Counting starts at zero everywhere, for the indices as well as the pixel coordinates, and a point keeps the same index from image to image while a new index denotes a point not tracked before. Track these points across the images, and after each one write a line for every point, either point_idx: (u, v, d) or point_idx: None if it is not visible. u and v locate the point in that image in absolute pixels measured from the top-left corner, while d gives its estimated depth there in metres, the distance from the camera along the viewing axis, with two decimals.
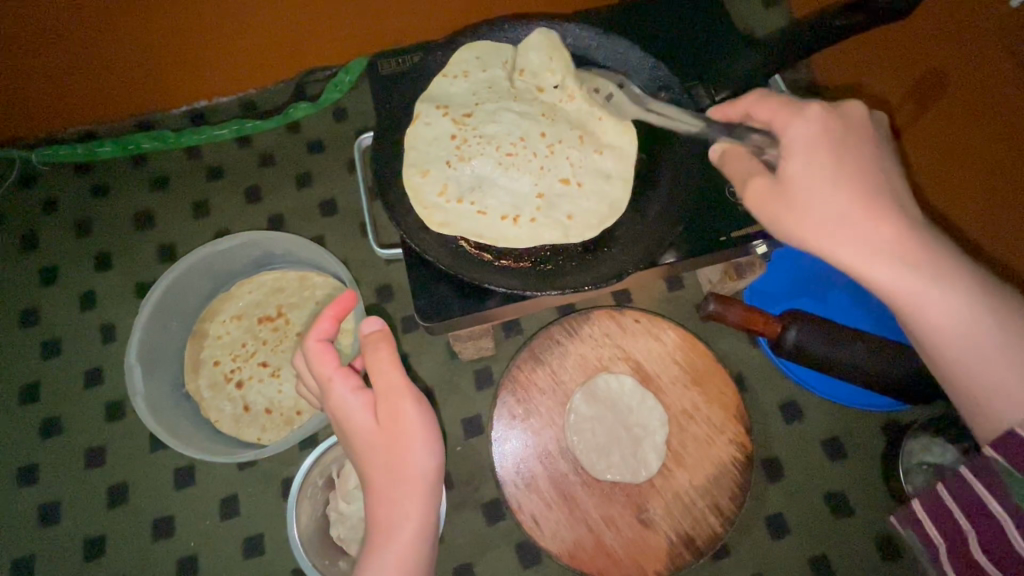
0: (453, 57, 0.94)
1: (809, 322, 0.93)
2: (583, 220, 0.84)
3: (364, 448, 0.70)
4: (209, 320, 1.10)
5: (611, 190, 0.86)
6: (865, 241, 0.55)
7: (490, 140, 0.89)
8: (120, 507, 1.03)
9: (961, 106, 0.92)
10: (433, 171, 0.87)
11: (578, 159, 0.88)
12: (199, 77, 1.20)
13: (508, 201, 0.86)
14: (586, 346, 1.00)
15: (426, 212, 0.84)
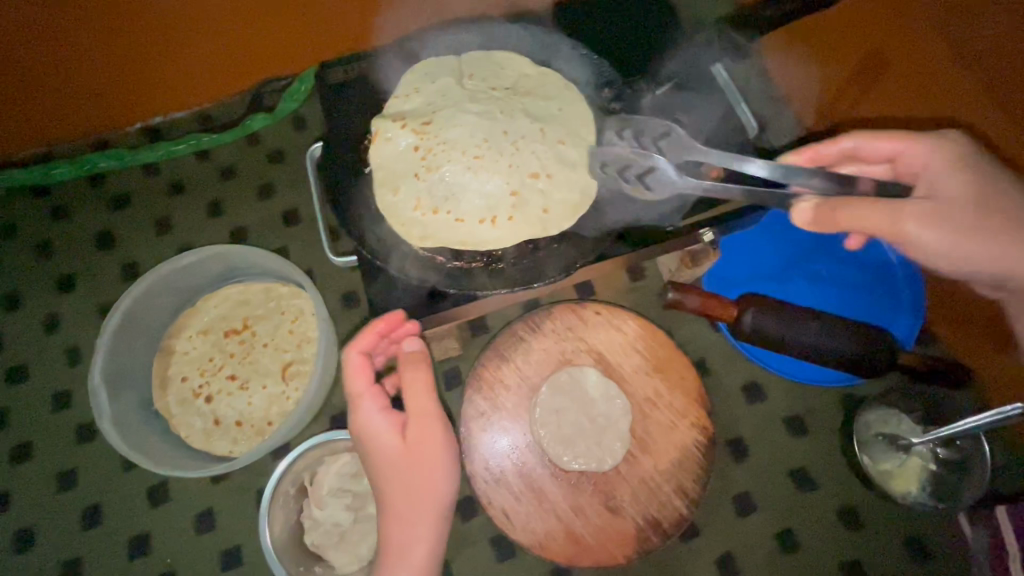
0: (400, 81, 0.93)
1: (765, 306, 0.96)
2: (559, 212, 0.84)
3: (384, 467, 0.74)
4: (175, 336, 1.11)
5: (580, 179, 0.86)
6: None
7: (454, 144, 0.85)
8: (94, 529, 1.02)
9: (911, 85, 0.96)
10: (404, 186, 0.85)
11: (543, 152, 0.86)
12: (152, 92, 1.19)
13: (481, 204, 0.84)
14: (549, 340, 1.02)
15: (404, 228, 0.83)
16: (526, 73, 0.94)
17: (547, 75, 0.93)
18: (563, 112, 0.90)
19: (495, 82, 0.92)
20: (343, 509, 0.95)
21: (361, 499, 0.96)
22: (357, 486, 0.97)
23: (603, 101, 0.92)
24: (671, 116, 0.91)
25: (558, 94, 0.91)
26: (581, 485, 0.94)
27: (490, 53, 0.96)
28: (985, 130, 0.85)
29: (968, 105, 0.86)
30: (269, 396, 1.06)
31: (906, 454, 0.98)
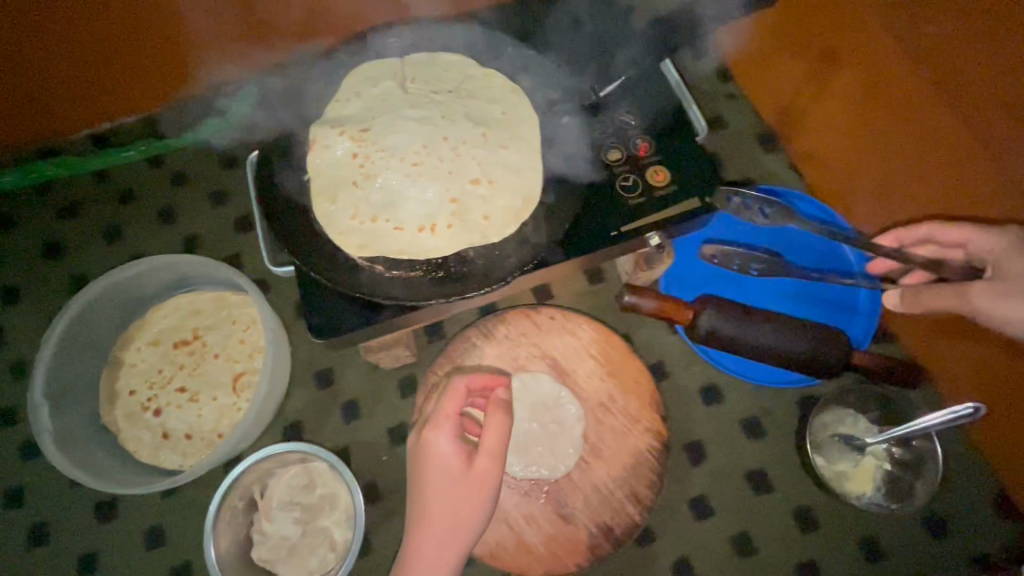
0: (343, 82, 0.91)
1: (714, 306, 0.95)
2: (499, 219, 0.82)
3: (437, 488, 0.73)
4: (124, 348, 1.08)
5: (522, 184, 0.84)
6: None
7: (393, 152, 0.84)
8: (40, 547, 1.00)
9: (860, 80, 0.95)
10: (342, 195, 0.83)
11: (484, 158, 0.85)
12: (96, 98, 1.16)
13: (420, 212, 0.82)
14: (502, 347, 1.01)
15: (341, 237, 0.81)
16: (471, 74, 0.92)
17: (492, 77, 0.91)
18: (507, 116, 0.88)
19: (438, 85, 0.90)
20: (291, 522, 0.94)
21: (310, 511, 0.95)
22: (306, 498, 0.96)
23: (548, 103, 0.90)
24: (617, 119, 0.90)
25: (502, 97, 0.89)
26: (533, 494, 0.93)
27: (434, 54, 0.94)
28: (936, 120, 0.82)
29: (917, 95, 0.84)
30: (219, 408, 1.04)
31: (860, 453, 0.98)
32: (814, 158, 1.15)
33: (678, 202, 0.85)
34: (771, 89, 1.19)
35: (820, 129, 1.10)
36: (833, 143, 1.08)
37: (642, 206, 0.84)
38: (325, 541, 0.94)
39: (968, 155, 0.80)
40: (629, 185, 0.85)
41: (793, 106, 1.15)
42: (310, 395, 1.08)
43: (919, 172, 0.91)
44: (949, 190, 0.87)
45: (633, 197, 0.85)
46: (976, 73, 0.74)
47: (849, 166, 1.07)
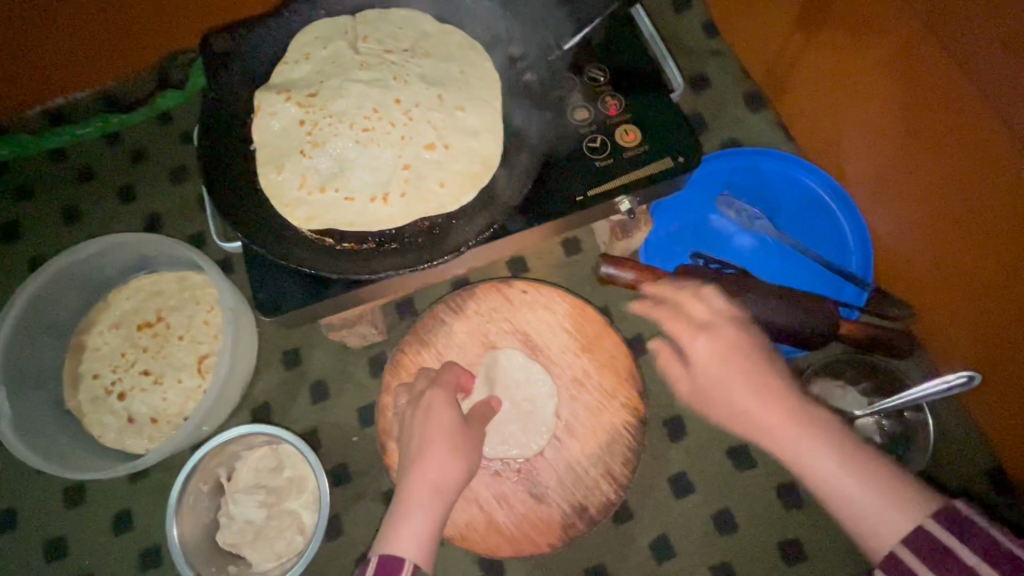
0: (290, 44, 0.85)
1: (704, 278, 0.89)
2: (456, 186, 0.77)
3: (444, 423, 0.77)
4: (86, 332, 1.05)
5: (481, 148, 0.78)
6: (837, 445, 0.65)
7: (341, 117, 0.79)
8: (8, 533, 0.99)
9: (846, 32, 0.88)
10: (288, 164, 0.78)
11: (440, 122, 0.79)
12: (42, 72, 1.11)
13: (372, 181, 0.77)
14: (472, 323, 0.96)
15: (288, 209, 0.77)
16: (427, 31, 0.85)
17: (449, 33, 0.84)
18: (466, 75, 0.82)
19: (391, 43, 0.84)
20: (257, 506, 0.92)
21: (275, 494, 0.92)
22: (273, 481, 0.93)
23: (509, 60, 0.83)
24: (586, 75, 0.83)
25: (460, 55, 0.83)
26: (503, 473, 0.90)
27: (387, 10, 0.87)
28: (938, 73, 0.74)
29: (916, 46, 0.76)
30: (184, 391, 1.01)
31: (850, 427, 0.94)
32: (804, 115, 1.08)
33: (650, 162, 0.79)
34: (758, 43, 1.11)
35: (813, 86, 1.02)
36: (822, 101, 1.01)
37: (609, 168, 0.78)
38: (292, 523, 0.91)
39: (974, 109, 0.71)
40: (596, 146, 0.79)
41: (781, 61, 1.07)
42: (279, 376, 1.05)
43: (906, 133, 0.85)
44: (935, 155, 0.82)
45: (600, 158, 0.79)
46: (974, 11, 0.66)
47: (839, 126, 1.00)
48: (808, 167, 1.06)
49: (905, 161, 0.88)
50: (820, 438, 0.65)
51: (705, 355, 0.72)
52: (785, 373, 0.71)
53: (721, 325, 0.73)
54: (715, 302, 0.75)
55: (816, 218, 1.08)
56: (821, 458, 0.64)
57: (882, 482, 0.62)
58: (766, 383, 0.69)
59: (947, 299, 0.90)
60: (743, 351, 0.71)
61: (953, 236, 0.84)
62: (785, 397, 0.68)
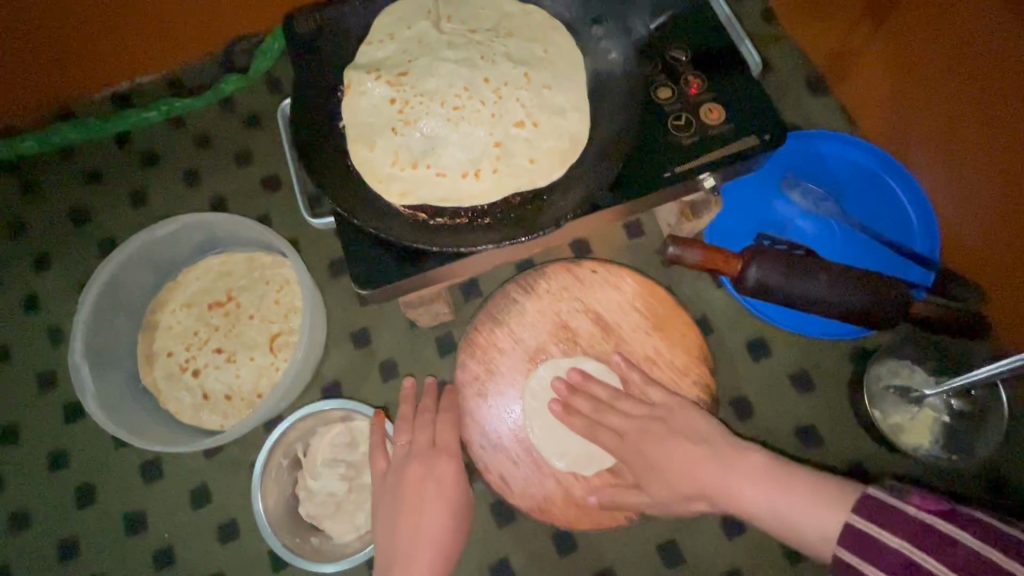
0: (373, 25, 0.86)
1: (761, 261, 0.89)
2: (546, 163, 0.78)
3: (434, 508, 0.83)
4: (158, 311, 1.07)
5: (569, 126, 0.80)
6: (768, 477, 0.73)
7: (432, 95, 0.80)
8: (89, 506, 1.01)
9: (913, 18, 0.89)
10: (380, 141, 0.79)
11: (528, 100, 0.80)
12: (115, 55, 1.13)
13: (463, 157, 0.78)
14: (543, 302, 0.97)
15: (382, 186, 0.78)
16: (510, 12, 0.86)
17: (532, 14, 0.86)
18: (551, 54, 0.83)
19: (475, 24, 0.85)
20: (337, 479, 0.94)
21: (354, 469, 0.94)
22: (350, 456, 0.95)
23: (593, 40, 0.85)
24: (666, 55, 0.84)
25: (545, 34, 0.84)
26: (579, 449, 0.92)
27: None
28: (1008, 66, 0.76)
29: (986, 36, 0.77)
30: (257, 368, 1.03)
31: (918, 406, 0.94)
32: (866, 99, 1.09)
33: (733, 141, 0.79)
34: (819, 28, 1.12)
35: (875, 72, 1.03)
36: (885, 85, 1.02)
37: (695, 146, 0.79)
38: (371, 497, 0.94)
39: None
40: (681, 124, 0.80)
41: (843, 43, 1.08)
42: (349, 355, 1.07)
43: (973, 120, 0.86)
44: (1002, 144, 0.83)
45: (685, 135, 0.79)
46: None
47: (901, 110, 1.01)
48: (875, 153, 1.07)
49: (971, 148, 0.89)
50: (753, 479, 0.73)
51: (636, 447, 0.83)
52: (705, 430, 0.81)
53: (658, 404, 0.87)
54: (628, 407, 0.87)
55: (882, 204, 1.08)
56: (749, 492, 0.73)
57: (815, 498, 0.70)
58: (695, 456, 0.78)
59: (1010, 280, 0.92)
60: (658, 429, 0.83)
61: (1017, 221, 0.86)
62: (714, 451, 0.78)
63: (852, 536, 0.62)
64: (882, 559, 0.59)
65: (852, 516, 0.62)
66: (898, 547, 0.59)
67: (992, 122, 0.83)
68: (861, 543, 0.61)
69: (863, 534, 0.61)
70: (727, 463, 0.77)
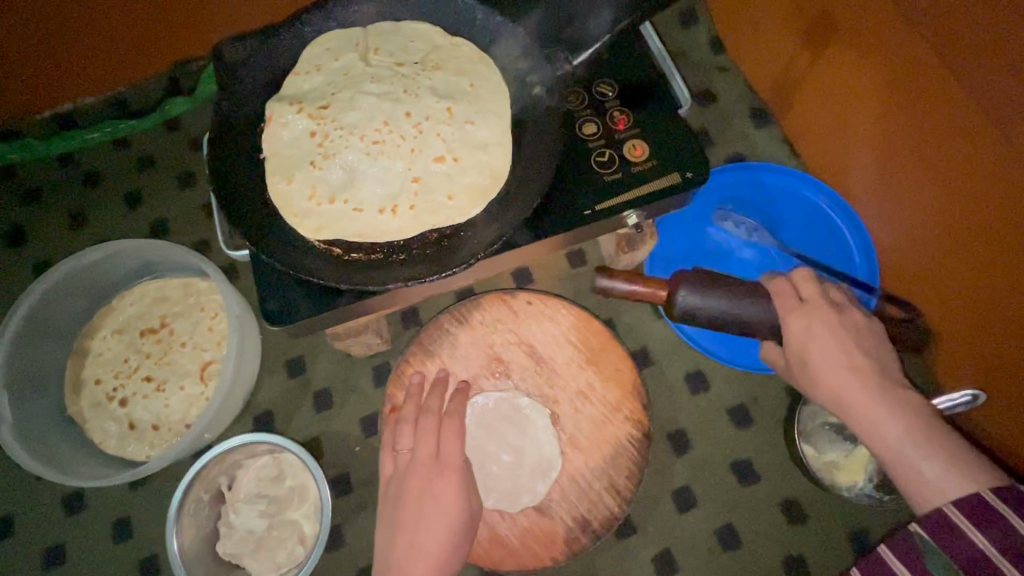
0: (301, 56, 0.86)
1: (704, 278, 0.72)
2: (465, 199, 0.77)
3: (433, 520, 0.74)
4: (89, 338, 1.05)
5: (491, 161, 0.79)
6: (921, 419, 0.62)
7: (353, 130, 0.79)
8: (6, 539, 0.98)
9: (856, 49, 0.88)
10: (298, 175, 0.78)
11: (450, 135, 0.80)
12: (56, 76, 1.11)
13: (381, 192, 0.78)
14: (476, 334, 0.96)
15: (297, 220, 0.77)
16: (438, 44, 0.86)
17: (460, 46, 0.85)
18: (476, 88, 0.83)
19: (402, 56, 0.85)
20: (258, 516, 0.92)
21: (277, 504, 0.92)
22: (274, 490, 0.93)
23: (519, 73, 0.84)
24: (593, 90, 0.84)
25: (472, 68, 0.84)
26: (504, 487, 0.89)
27: (399, 22, 0.87)
28: (946, 87, 0.74)
29: (924, 67, 0.76)
30: (187, 398, 1.01)
31: (852, 442, 0.93)
32: (809, 131, 1.09)
33: (657, 177, 0.79)
34: (764, 59, 1.12)
35: (819, 101, 1.03)
36: (828, 117, 1.02)
37: (617, 183, 0.79)
38: (294, 534, 0.91)
39: (981, 133, 0.72)
40: (605, 160, 0.80)
41: (786, 76, 1.08)
42: (282, 384, 1.05)
43: (911, 154, 0.86)
44: (938, 179, 0.83)
45: (608, 172, 0.79)
46: (982, 31, 0.66)
47: (842, 143, 1.01)
48: (819, 188, 1.07)
49: (910, 175, 0.88)
50: (893, 400, 0.63)
51: (794, 334, 0.69)
52: (873, 342, 0.68)
53: (853, 312, 0.70)
54: None
55: (824, 239, 1.07)
56: (891, 420, 0.62)
57: (957, 463, 0.59)
58: (854, 363, 0.66)
59: (954, 309, 0.89)
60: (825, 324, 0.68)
61: (957, 249, 0.84)
62: (879, 372, 0.65)
63: (934, 520, 0.57)
64: (1000, 530, 0.54)
65: (948, 509, 0.56)
66: (979, 547, 0.55)
67: (927, 158, 0.83)
68: (940, 528, 0.57)
69: (991, 511, 0.55)
70: (881, 377, 0.65)
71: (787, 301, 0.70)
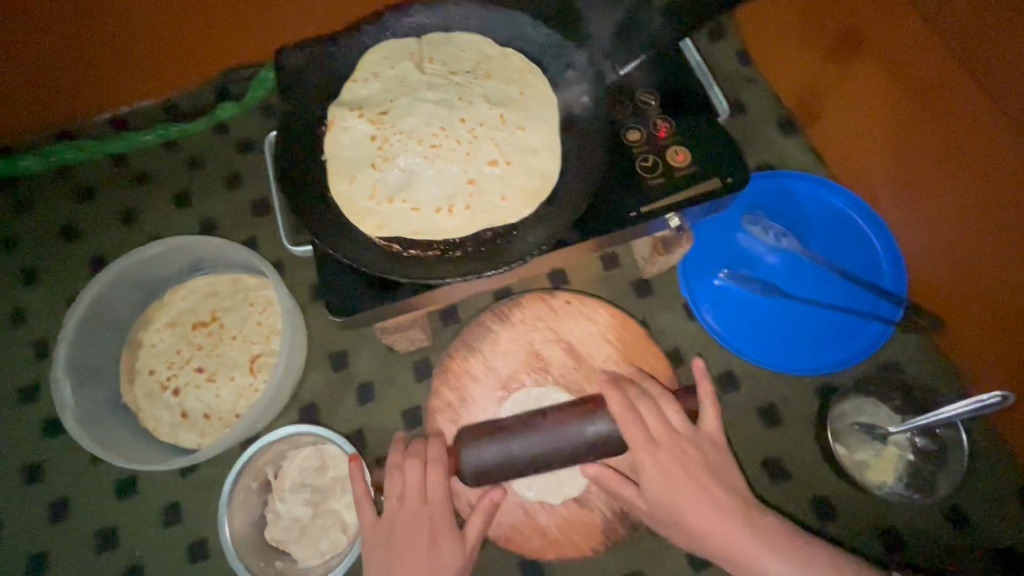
0: (359, 63, 0.91)
1: (483, 433, 0.79)
2: (517, 200, 0.81)
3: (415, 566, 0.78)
4: (143, 329, 1.10)
5: (541, 165, 0.83)
6: (783, 546, 0.75)
7: (411, 134, 0.84)
8: (62, 521, 1.02)
9: (880, 65, 0.93)
10: (359, 176, 0.83)
11: (502, 139, 0.84)
12: (112, 79, 1.16)
13: (438, 193, 0.82)
14: (517, 331, 1.00)
15: (358, 218, 0.81)
16: (489, 54, 0.90)
17: (510, 56, 0.90)
18: (527, 96, 0.87)
19: (455, 65, 0.89)
20: (303, 504, 0.95)
21: (321, 493, 0.96)
22: (319, 480, 0.97)
23: (567, 82, 0.88)
24: (637, 99, 0.89)
25: (522, 76, 0.88)
26: (544, 480, 0.92)
27: (451, 33, 0.92)
28: (972, 105, 0.78)
29: (950, 85, 0.80)
30: (236, 388, 1.05)
31: (883, 443, 0.97)
32: (834, 142, 1.13)
33: (700, 183, 0.83)
34: (791, 72, 1.17)
35: (843, 113, 1.07)
36: (852, 129, 1.06)
37: (662, 187, 0.83)
38: (337, 523, 0.95)
39: (1005, 148, 0.76)
40: (649, 166, 0.84)
41: (813, 88, 1.13)
42: (327, 377, 1.09)
43: (932, 166, 0.91)
44: (959, 191, 0.87)
45: (652, 177, 0.83)
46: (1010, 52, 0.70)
47: (866, 154, 1.06)
48: (850, 198, 1.10)
49: (936, 188, 0.92)
50: (757, 537, 0.75)
51: (652, 479, 0.78)
52: (720, 472, 0.80)
53: (690, 437, 0.80)
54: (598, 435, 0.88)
55: (853, 245, 1.10)
56: (765, 559, 0.74)
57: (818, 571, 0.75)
58: (716, 503, 0.77)
59: (974, 313, 0.94)
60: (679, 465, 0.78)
61: (983, 259, 0.88)
62: (735, 505, 0.77)
63: None
64: None
65: None
66: None
67: (949, 170, 0.87)
68: None
69: None
70: (739, 515, 0.77)
71: (637, 438, 0.76)
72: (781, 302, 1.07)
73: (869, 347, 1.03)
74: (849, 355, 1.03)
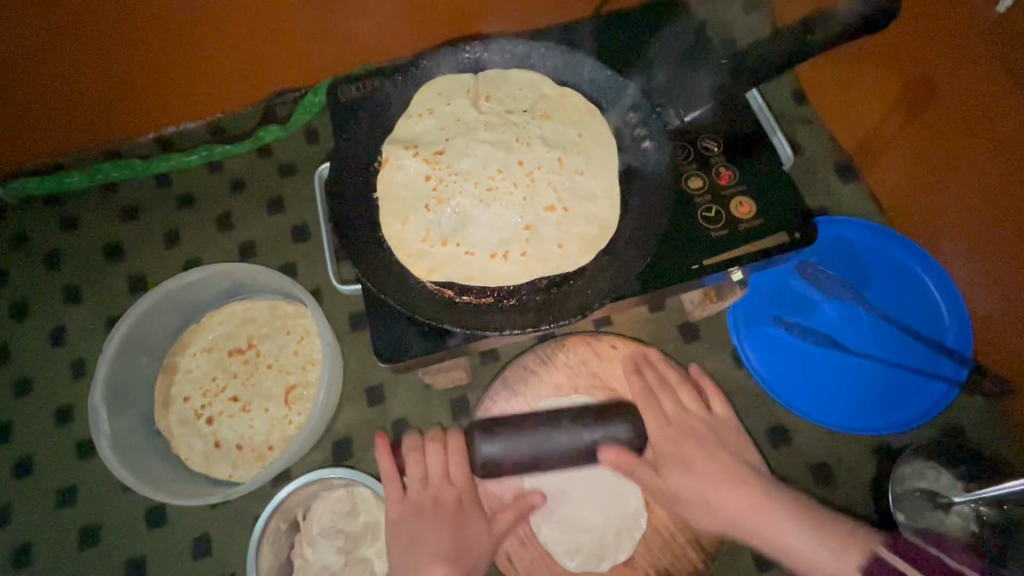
0: (413, 98, 0.89)
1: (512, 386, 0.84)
2: (574, 248, 0.79)
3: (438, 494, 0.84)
4: (179, 354, 1.08)
5: (599, 212, 0.81)
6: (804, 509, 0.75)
7: (467, 176, 0.82)
8: (90, 548, 1.01)
9: (954, 116, 0.88)
10: (413, 217, 0.81)
11: (560, 184, 0.82)
12: (161, 100, 1.16)
13: (492, 237, 0.80)
14: (561, 374, 0.97)
15: (411, 260, 0.79)
16: (548, 93, 0.88)
17: (569, 96, 0.88)
18: (586, 138, 0.85)
19: (512, 104, 0.87)
20: (333, 552, 0.93)
21: (352, 541, 0.93)
22: (350, 526, 0.94)
23: (628, 125, 0.86)
24: (699, 145, 0.86)
25: (581, 118, 0.86)
26: (587, 549, 0.89)
27: (509, 70, 0.90)
28: None
29: None
30: (271, 419, 1.03)
31: (945, 512, 0.91)
32: (896, 189, 1.09)
33: (767, 236, 0.79)
34: (852, 115, 1.13)
35: (907, 161, 1.03)
36: (916, 177, 1.02)
37: (724, 239, 0.79)
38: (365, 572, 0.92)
39: None
40: (711, 216, 0.80)
41: (875, 133, 1.09)
42: (362, 412, 1.06)
43: (1005, 226, 0.86)
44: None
45: (714, 228, 0.80)
46: None
47: (930, 205, 1.01)
48: (914, 249, 1.05)
49: (1012, 248, 0.86)
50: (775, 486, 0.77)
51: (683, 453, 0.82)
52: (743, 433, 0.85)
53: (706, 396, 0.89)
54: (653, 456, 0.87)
55: (914, 298, 1.05)
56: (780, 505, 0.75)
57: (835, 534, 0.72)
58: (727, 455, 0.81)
59: None
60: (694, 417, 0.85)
61: None
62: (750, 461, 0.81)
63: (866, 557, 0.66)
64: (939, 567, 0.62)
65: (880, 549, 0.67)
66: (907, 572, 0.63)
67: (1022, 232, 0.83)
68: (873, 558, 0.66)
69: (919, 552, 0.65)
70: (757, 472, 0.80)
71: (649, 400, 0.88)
72: (837, 355, 1.03)
73: (929, 409, 0.98)
74: (909, 417, 0.98)
